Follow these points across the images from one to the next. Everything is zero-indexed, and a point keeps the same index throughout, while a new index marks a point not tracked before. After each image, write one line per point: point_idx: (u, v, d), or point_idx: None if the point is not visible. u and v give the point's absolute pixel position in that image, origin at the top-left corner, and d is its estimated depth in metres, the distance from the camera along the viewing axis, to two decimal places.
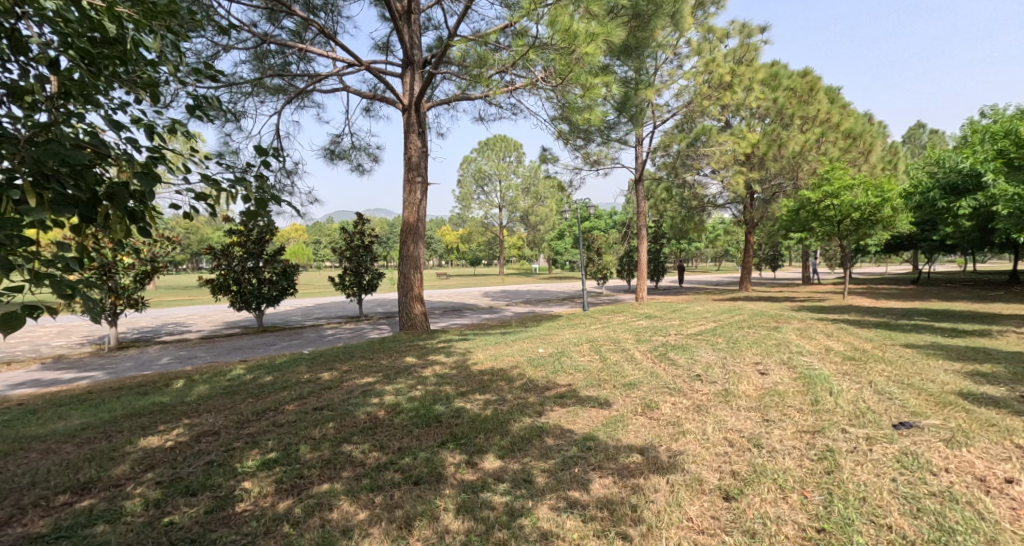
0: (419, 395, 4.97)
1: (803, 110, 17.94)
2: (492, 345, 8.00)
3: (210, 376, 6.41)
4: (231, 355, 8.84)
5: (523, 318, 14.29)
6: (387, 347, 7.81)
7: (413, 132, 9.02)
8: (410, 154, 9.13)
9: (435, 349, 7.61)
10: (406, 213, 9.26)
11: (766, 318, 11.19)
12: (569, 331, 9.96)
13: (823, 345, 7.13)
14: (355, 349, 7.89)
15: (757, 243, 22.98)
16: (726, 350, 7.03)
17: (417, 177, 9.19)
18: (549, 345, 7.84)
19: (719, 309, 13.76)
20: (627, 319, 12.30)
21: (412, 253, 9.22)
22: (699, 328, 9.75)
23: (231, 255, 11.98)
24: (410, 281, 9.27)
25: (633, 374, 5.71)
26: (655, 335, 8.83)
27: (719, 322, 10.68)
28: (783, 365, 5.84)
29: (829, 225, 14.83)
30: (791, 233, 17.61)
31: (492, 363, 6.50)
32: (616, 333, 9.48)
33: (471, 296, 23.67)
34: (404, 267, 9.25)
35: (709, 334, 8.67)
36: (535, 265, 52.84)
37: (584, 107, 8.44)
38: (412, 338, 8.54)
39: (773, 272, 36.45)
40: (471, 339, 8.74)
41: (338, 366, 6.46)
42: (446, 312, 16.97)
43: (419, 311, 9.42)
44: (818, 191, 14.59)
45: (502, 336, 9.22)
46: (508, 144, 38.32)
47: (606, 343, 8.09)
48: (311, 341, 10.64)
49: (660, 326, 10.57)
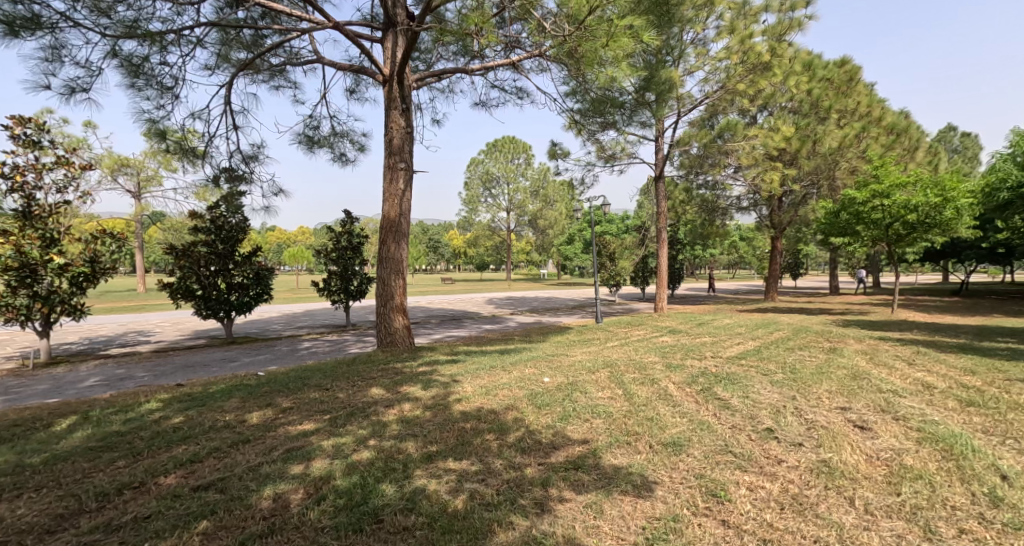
0: (364, 461, 3.40)
1: (841, 103, 16.25)
2: (486, 369, 6.42)
3: (109, 412, 4.88)
4: (172, 376, 7.30)
5: (529, 330, 12.71)
6: (353, 373, 6.24)
7: (395, 108, 7.53)
8: (392, 135, 7.61)
9: (413, 376, 6.03)
10: (386, 207, 7.74)
11: (814, 336, 9.51)
12: (582, 349, 8.41)
13: (913, 379, 5.51)
14: (314, 374, 6.32)
15: (784, 249, 21.28)
16: (788, 384, 5.40)
17: (401, 163, 7.64)
18: (558, 371, 6.27)
19: (752, 323, 12.14)
20: (647, 335, 10.71)
21: (395, 254, 7.72)
22: (739, 348, 8.12)
23: (195, 257, 10.53)
24: (391, 289, 7.71)
25: (673, 424, 4.13)
26: (687, 358, 7.24)
27: (759, 340, 9.08)
28: (885, 412, 4.20)
29: (877, 229, 13.19)
30: (827, 238, 15.94)
31: (481, 400, 4.93)
32: (638, 353, 7.90)
33: (474, 303, 22.16)
34: (384, 271, 7.72)
35: (755, 359, 7.05)
36: (543, 270, 51.15)
37: (610, 64, 6.14)
38: (387, 360, 6.98)
39: (794, 282, 34.58)
40: (462, 360, 7.16)
41: (275, 403, 4.89)
42: (444, 322, 15.42)
43: (401, 325, 7.86)
44: (865, 190, 12.98)
45: (501, 356, 7.63)
46: (518, 145, 36.92)
47: (629, 369, 6.48)
48: (280, 357, 9.16)
49: (689, 344, 8.98)
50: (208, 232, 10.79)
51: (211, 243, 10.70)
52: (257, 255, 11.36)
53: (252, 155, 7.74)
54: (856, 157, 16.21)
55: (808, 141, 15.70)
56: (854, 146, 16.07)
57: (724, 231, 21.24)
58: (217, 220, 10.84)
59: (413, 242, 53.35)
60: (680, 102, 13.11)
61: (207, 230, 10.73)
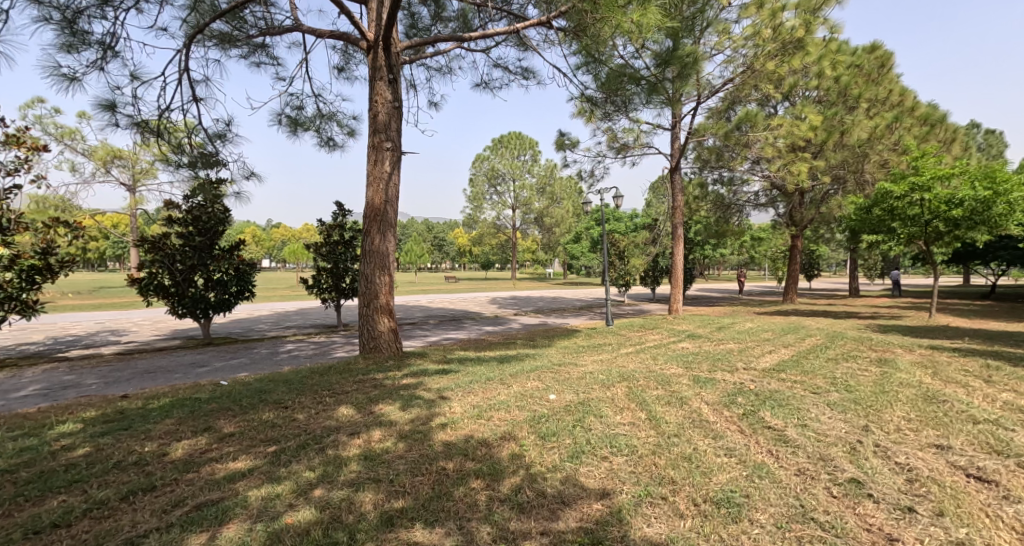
0: (299, 531, 2.45)
1: (871, 91, 15.41)
2: (482, 382, 5.45)
3: (9, 436, 3.93)
4: (123, 384, 6.36)
5: (534, 333, 11.74)
6: (323, 386, 5.26)
7: (380, 79, 6.61)
8: (376, 110, 6.66)
9: (393, 391, 5.06)
10: (370, 193, 6.79)
11: (855, 344, 8.48)
12: (593, 357, 7.45)
13: (1006, 402, 4.51)
14: (278, 387, 5.35)
15: (804, 249, 20.23)
16: (849, 407, 4.42)
17: (387, 143, 6.68)
18: (568, 386, 5.31)
19: (778, 327, 11.12)
20: (664, 340, 9.73)
21: (380, 247, 6.79)
22: (773, 359, 7.12)
23: (168, 251, 9.57)
24: (375, 287, 6.77)
25: (720, 468, 3.15)
26: (717, 371, 6.26)
27: (792, 348, 8.09)
28: (999, 454, 3.23)
29: (915, 225, 12.24)
30: (855, 236, 14.91)
31: (472, 427, 3.95)
32: (657, 363, 6.92)
33: (477, 302, 21.29)
34: (367, 266, 6.79)
35: (796, 372, 6.06)
36: (550, 270, 50.24)
37: (635, 6, 5.83)
38: (366, 370, 6.01)
39: (810, 283, 33.42)
40: (456, 370, 6.18)
41: (212, 425, 3.92)
42: (443, 323, 14.50)
43: (386, 328, 6.89)
44: (903, 182, 12.11)
45: (502, 365, 6.65)
46: (524, 142, 35.99)
47: (650, 384, 5.49)
48: (255, 361, 8.23)
49: (714, 352, 8.01)
50: (183, 223, 9.85)
51: (186, 235, 9.78)
52: (240, 248, 10.46)
53: (220, 133, 6.81)
54: (887, 149, 15.21)
55: (836, 132, 14.68)
56: (884, 136, 15.08)
57: (740, 229, 20.18)
58: (193, 210, 9.91)
59: (417, 240, 52.55)
60: (700, 87, 12.09)
61: (183, 221, 9.81)
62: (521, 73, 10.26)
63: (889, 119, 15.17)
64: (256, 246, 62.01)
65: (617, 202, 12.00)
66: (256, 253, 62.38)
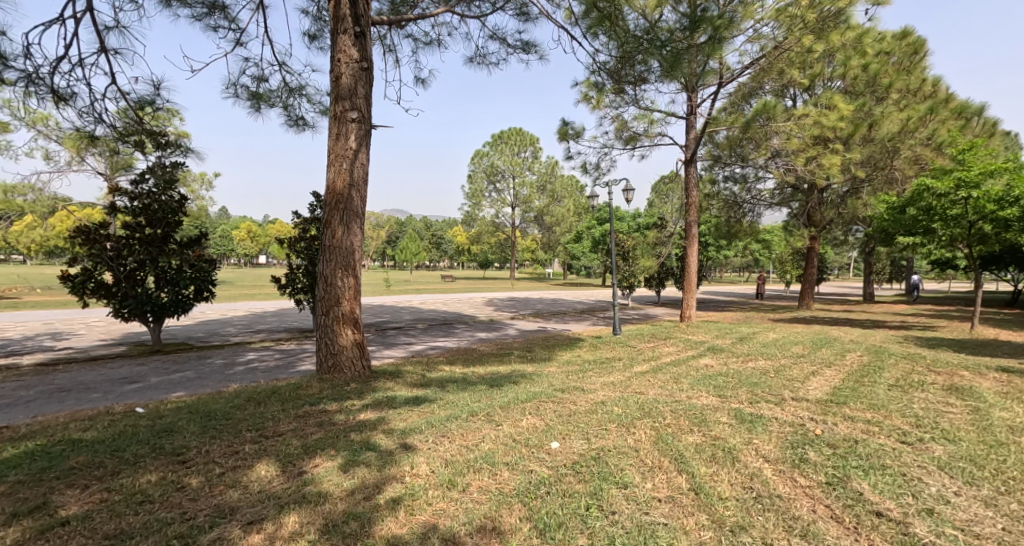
0: None
1: (902, 80, 14.23)
2: (462, 422, 4.18)
3: None
4: (16, 410, 5.05)
5: (533, 342, 10.47)
6: (252, 424, 3.97)
7: (344, 32, 5.35)
8: (338, 72, 5.38)
9: (341, 434, 3.78)
10: (331, 175, 5.52)
11: (911, 364, 7.21)
12: (602, 380, 6.18)
13: None
14: (192, 420, 4.06)
15: (821, 252, 19.00)
16: (970, 471, 3.16)
17: (352, 112, 5.40)
18: (576, 430, 4.04)
19: (808, 340, 9.85)
20: (682, 354, 8.46)
21: (343, 242, 5.54)
22: (822, 385, 5.85)
23: (107, 243, 8.26)
24: (337, 291, 5.51)
25: None
26: (760, 402, 4.99)
27: (839, 370, 6.81)
28: None
29: (959, 225, 11.10)
30: (884, 238, 13.67)
31: (437, 509, 2.69)
32: (682, 391, 5.63)
33: (472, 304, 20.08)
34: (327, 265, 5.53)
35: (863, 405, 4.79)
36: (550, 269, 49.02)
37: None
38: (318, 397, 4.75)
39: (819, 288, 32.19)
40: (432, 399, 4.92)
41: (47, 501, 2.62)
42: (432, 328, 13.22)
43: (350, 341, 5.62)
44: (948, 178, 10.94)
45: (491, 389, 5.39)
46: (525, 138, 34.71)
47: (682, 426, 4.21)
48: (202, 376, 6.93)
49: (746, 373, 6.74)
50: (131, 212, 8.55)
51: (132, 226, 8.49)
52: (198, 244, 9.08)
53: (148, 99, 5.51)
54: (919, 144, 14.02)
55: (866, 124, 13.45)
56: (917, 129, 13.84)
57: (754, 229, 18.90)
58: (143, 198, 8.65)
59: (415, 238, 51.31)
60: (722, 68, 10.84)
61: (130, 210, 8.54)
62: (522, 45, 9.02)
63: (922, 111, 13.93)
64: (251, 242, 60.89)
65: (626, 196, 10.72)
66: (251, 249, 61.23)
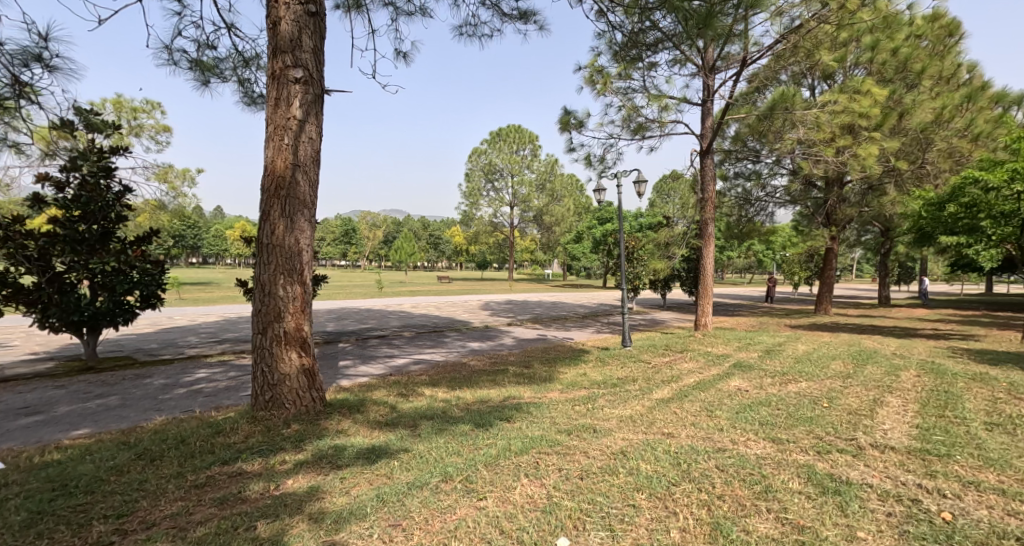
0: None
1: (936, 65, 13.00)
2: (427, 497, 2.94)
3: None
4: None
5: (531, 354, 9.22)
6: (118, 502, 2.72)
7: None
8: (276, 18, 4.17)
9: (242, 526, 2.54)
10: (269, 153, 4.27)
11: (988, 388, 5.97)
12: (617, 415, 4.92)
13: None
14: (32, 495, 2.80)
15: (840, 253, 17.78)
16: None
17: (294, 70, 4.14)
18: (591, 516, 2.81)
19: (846, 355, 8.60)
20: (706, 373, 7.20)
21: (286, 240, 4.29)
22: (897, 422, 4.61)
23: (27, 241, 6.98)
24: (277, 303, 4.27)
25: None
26: (831, 453, 3.73)
27: (904, 398, 5.55)
28: None
29: (1011, 224, 9.83)
30: (920, 237, 12.47)
31: None
32: (722, 433, 4.36)
33: (465, 308, 18.80)
34: (266, 269, 4.29)
35: (976, 460, 3.55)
36: (549, 270, 47.81)
37: None
38: (238, 450, 3.49)
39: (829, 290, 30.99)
40: (395, 450, 3.68)
41: None
42: (420, 336, 11.95)
43: (296, 367, 4.36)
44: (999, 170, 9.74)
45: (478, 433, 4.13)
46: (523, 135, 33.51)
47: (741, 502, 2.99)
48: (129, 402, 5.69)
49: (792, 402, 5.48)
50: (58, 205, 7.27)
51: (60, 221, 7.21)
52: (143, 243, 7.87)
53: (36, 55, 4.29)
54: (954, 135, 12.80)
55: (897, 113, 12.24)
56: (953, 119, 12.64)
57: (768, 229, 17.64)
58: (73, 188, 7.37)
59: (411, 238, 49.95)
60: (746, 42, 9.62)
61: (59, 202, 7.26)
62: (519, 14, 7.80)
63: (958, 99, 12.72)
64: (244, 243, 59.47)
65: (638, 188, 9.47)
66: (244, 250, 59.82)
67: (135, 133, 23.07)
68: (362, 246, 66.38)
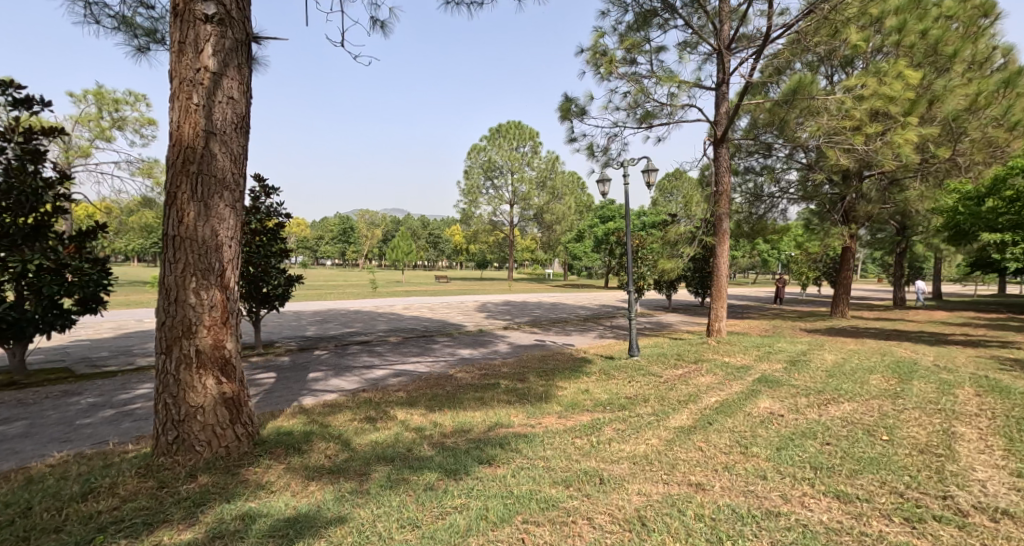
0: None
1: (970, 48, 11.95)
2: None
3: None
4: None
5: (526, 364, 8.20)
6: None
7: None
8: None
9: None
10: (174, 118, 3.28)
11: None
12: (629, 453, 3.91)
13: None
14: None
15: (858, 253, 16.73)
16: None
17: (204, 5, 3.19)
18: None
19: (883, 368, 7.58)
20: (728, 390, 6.17)
21: (199, 231, 3.27)
22: (990, 468, 3.58)
23: None
24: (187, 313, 3.27)
25: None
26: (929, 527, 2.72)
27: (980, 429, 4.53)
28: None
29: None
30: (955, 235, 11.44)
31: None
32: (768, 485, 3.33)
33: (460, 309, 17.81)
34: (173, 269, 3.28)
35: None
36: (550, 270, 46.78)
37: None
38: (98, 526, 2.51)
39: (820, 289, 30.88)
40: (328, 519, 2.67)
41: None
42: (406, 342, 10.95)
43: (215, 395, 3.35)
44: None
45: (447, 487, 3.12)
46: (523, 131, 32.53)
47: None
48: (33, 432, 4.67)
49: (842, 434, 4.44)
50: None
51: None
52: (83, 238, 6.88)
53: None
54: (989, 124, 11.77)
55: (928, 99, 11.23)
56: (989, 105, 11.56)
57: (781, 227, 16.56)
58: None
59: (409, 237, 48.98)
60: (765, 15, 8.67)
61: None
62: None
63: (993, 84, 11.69)
64: None
65: (648, 178, 8.45)
66: None
67: (118, 125, 22.07)
68: (361, 245, 65.35)
